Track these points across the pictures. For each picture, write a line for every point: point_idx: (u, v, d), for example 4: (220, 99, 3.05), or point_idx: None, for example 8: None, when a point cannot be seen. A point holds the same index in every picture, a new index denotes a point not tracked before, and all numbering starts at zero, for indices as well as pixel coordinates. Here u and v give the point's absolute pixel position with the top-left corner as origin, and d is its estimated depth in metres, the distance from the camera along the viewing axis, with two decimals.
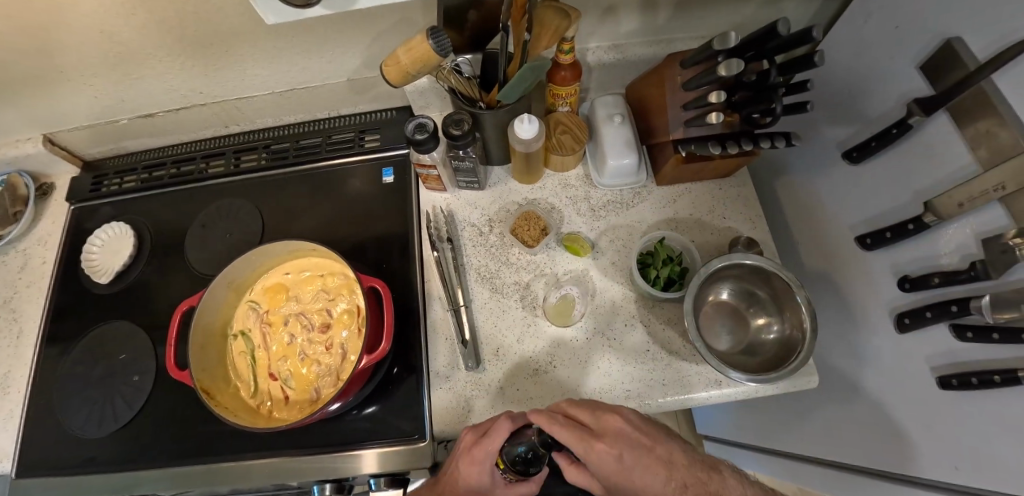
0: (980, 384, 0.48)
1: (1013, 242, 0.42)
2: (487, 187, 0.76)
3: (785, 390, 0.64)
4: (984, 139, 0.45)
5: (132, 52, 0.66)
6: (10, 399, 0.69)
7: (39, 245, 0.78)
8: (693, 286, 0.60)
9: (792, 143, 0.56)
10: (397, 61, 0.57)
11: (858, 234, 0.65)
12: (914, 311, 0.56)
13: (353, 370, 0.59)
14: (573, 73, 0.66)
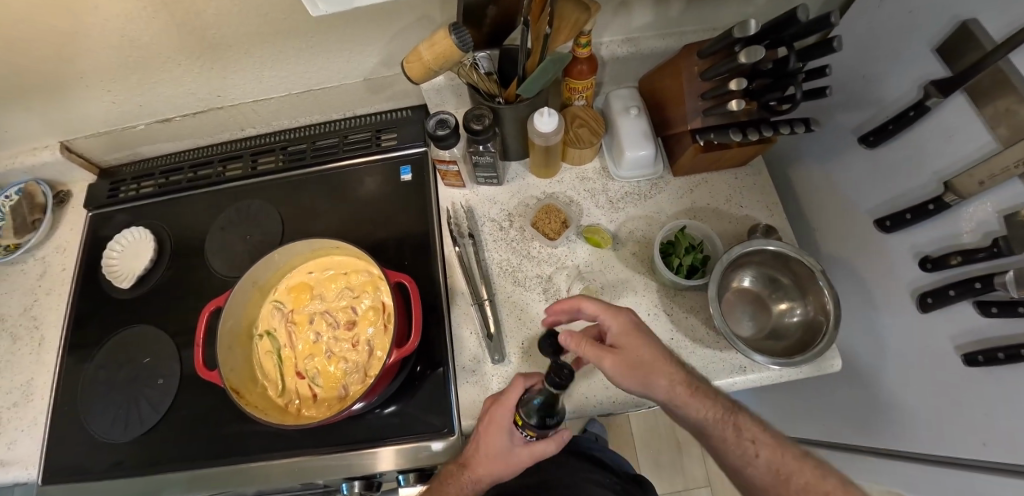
0: (1006, 359, 0.49)
1: None
2: (505, 183, 0.76)
3: (810, 374, 0.65)
4: (1003, 117, 0.46)
5: (151, 56, 0.66)
6: (33, 405, 0.68)
7: (58, 252, 0.78)
8: (717, 274, 0.61)
9: (811, 128, 0.57)
10: (419, 57, 0.58)
11: (876, 218, 0.66)
12: (937, 290, 0.56)
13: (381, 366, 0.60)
14: (589, 67, 0.67)
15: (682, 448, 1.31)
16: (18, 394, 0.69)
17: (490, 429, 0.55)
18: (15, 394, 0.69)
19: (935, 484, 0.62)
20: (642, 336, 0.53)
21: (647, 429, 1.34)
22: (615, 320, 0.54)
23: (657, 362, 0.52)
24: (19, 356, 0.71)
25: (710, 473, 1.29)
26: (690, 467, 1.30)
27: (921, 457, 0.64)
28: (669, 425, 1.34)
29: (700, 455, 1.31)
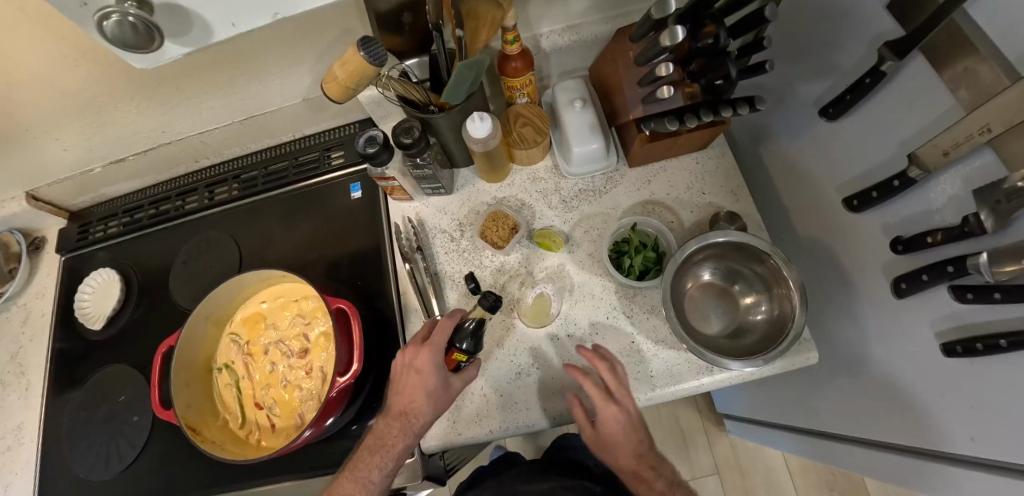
0: (985, 350, 0.44)
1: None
2: (454, 191, 0.73)
3: (783, 368, 0.61)
4: (963, 78, 0.41)
5: (87, 101, 0.66)
6: (25, 448, 0.72)
7: (37, 298, 0.81)
8: (669, 273, 0.57)
9: (757, 107, 0.52)
10: (335, 78, 0.55)
11: (845, 195, 0.60)
12: (909, 274, 0.51)
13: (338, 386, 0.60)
14: (524, 63, 0.63)
15: (687, 438, 1.28)
16: (11, 438, 0.73)
17: (412, 375, 0.56)
18: (9, 438, 0.73)
19: (921, 479, 0.58)
20: (626, 427, 0.57)
21: (649, 420, 1.31)
22: (606, 409, 0.56)
23: (624, 449, 0.59)
24: (10, 400, 0.75)
25: (717, 462, 1.25)
26: (696, 456, 1.26)
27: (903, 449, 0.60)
28: (672, 415, 1.30)
29: (706, 444, 1.27)
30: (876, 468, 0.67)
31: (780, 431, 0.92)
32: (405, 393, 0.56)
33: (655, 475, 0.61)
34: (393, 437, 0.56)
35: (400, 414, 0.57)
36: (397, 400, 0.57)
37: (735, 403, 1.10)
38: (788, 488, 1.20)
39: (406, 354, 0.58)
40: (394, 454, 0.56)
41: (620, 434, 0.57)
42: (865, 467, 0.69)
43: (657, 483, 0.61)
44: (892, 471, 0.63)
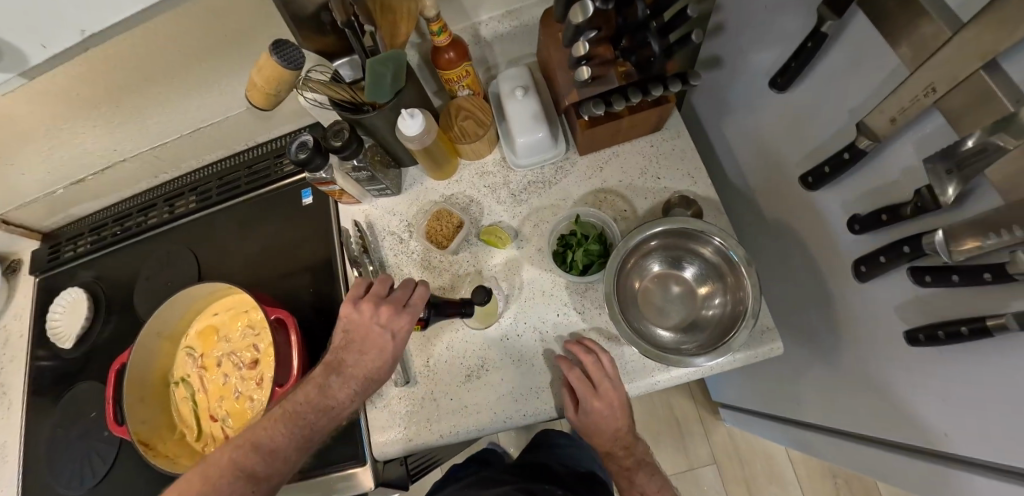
0: (947, 338, 0.40)
1: (987, 140, 0.32)
2: (402, 191, 0.71)
3: (746, 362, 0.57)
4: (904, 34, 0.37)
5: (30, 127, 0.66)
6: (9, 465, 0.75)
7: (16, 320, 0.84)
8: (611, 267, 0.53)
9: (691, 82, 0.50)
10: (254, 85, 0.53)
11: (803, 171, 0.55)
12: (869, 257, 0.47)
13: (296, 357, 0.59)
14: (457, 53, 0.60)
15: (682, 428, 1.21)
16: None
17: (382, 341, 0.53)
18: None
19: (898, 475, 0.53)
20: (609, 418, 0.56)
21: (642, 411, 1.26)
22: (592, 399, 0.54)
23: (606, 436, 0.58)
24: None
25: (715, 451, 1.18)
26: (692, 446, 1.20)
27: (878, 442, 0.55)
28: (666, 403, 1.24)
29: (703, 432, 1.20)
30: (854, 460, 0.61)
31: (766, 420, 0.85)
32: (366, 350, 0.54)
33: (627, 456, 0.60)
34: (342, 394, 0.53)
35: (354, 374, 0.54)
36: (355, 356, 0.54)
37: (722, 391, 1.04)
38: (789, 477, 1.14)
39: (379, 312, 0.54)
40: (337, 411, 0.53)
41: (602, 420, 0.56)
42: (840, 460, 0.65)
43: (629, 463, 0.60)
44: (870, 466, 0.58)
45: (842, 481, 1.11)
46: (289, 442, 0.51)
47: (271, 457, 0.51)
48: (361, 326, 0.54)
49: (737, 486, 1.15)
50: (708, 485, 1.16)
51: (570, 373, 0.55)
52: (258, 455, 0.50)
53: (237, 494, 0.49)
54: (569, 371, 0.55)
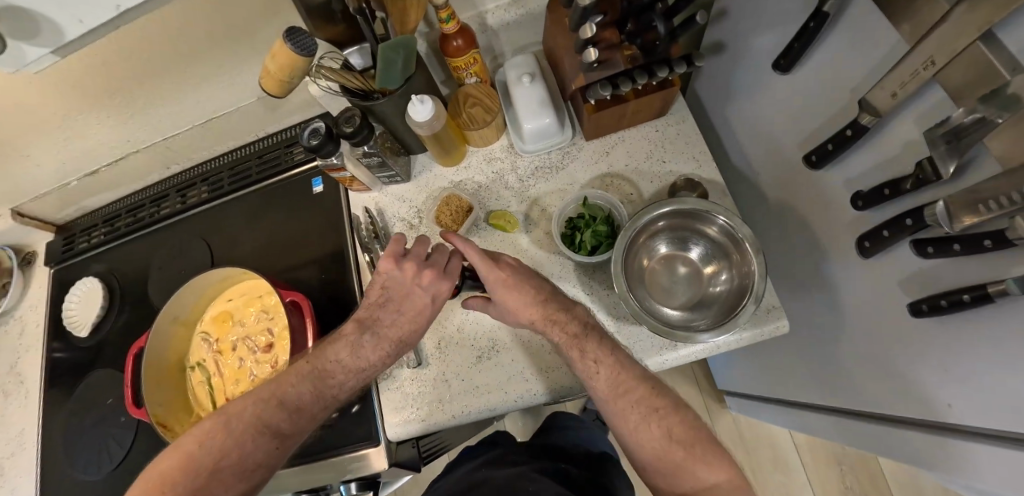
0: (949, 307, 0.41)
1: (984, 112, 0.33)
2: (412, 178, 0.72)
3: (752, 340, 0.58)
4: (904, 10, 0.38)
5: (45, 118, 0.68)
6: (29, 451, 0.77)
7: (31, 310, 0.86)
8: (620, 247, 0.54)
9: (694, 64, 0.51)
10: (267, 72, 0.54)
11: (806, 151, 0.56)
12: (872, 232, 0.48)
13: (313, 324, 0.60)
14: (465, 40, 0.61)
15: None
16: (16, 442, 0.78)
17: (419, 305, 0.55)
18: (14, 442, 0.78)
19: (906, 451, 0.53)
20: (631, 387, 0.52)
21: None
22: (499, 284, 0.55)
23: (643, 417, 0.51)
24: (13, 408, 0.81)
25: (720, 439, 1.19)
26: None
27: (884, 418, 0.55)
28: None
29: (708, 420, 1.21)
30: (862, 436, 0.61)
31: (769, 404, 0.86)
32: (402, 310, 0.54)
33: (570, 322, 0.54)
34: (372, 356, 0.54)
35: (387, 335, 0.54)
36: (390, 318, 0.54)
37: (727, 377, 1.05)
38: (794, 463, 1.15)
39: (422, 274, 0.55)
40: (365, 372, 0.54)
41: (519, 307, 0.54)
42: (842, 438, 0.66)
43: (575, 328, 0.54)
44: (874, 442, 0.58)
45: (847, 467, 1.12)
46: (314, 401, 0.52)
47: (295, 415, 0.51)
48: (401, 285, 0.55)
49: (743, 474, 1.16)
50: None
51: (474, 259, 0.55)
52: (282, 412, 0.51)
53: (264, 449, 0.49)
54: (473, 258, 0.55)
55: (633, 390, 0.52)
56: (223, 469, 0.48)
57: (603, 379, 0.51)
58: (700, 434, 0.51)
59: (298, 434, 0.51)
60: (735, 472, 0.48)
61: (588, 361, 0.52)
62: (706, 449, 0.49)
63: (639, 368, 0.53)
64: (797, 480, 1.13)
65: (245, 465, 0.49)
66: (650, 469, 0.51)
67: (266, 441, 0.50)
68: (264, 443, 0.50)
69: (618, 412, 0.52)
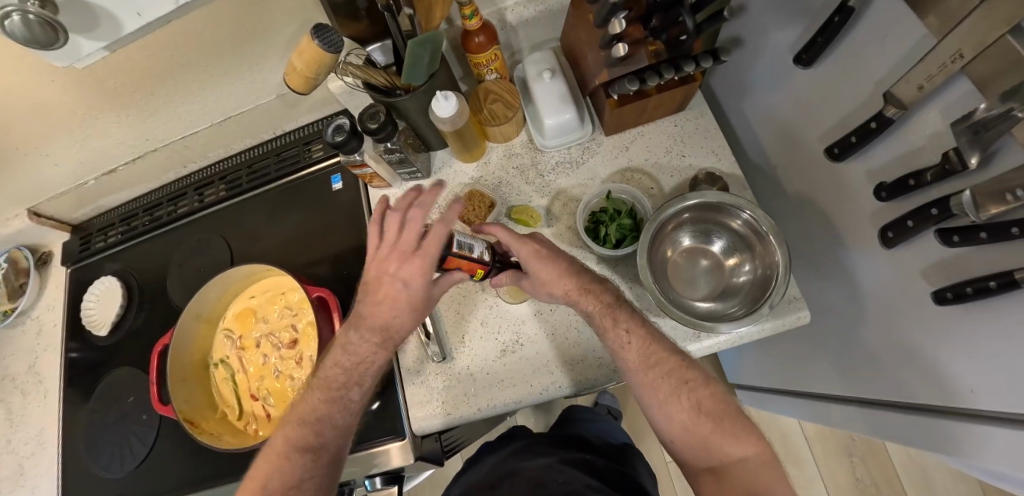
0: (976, 294, 0.42)
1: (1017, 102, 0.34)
2: (432, 174, 0.72)
3: (775, 330, 0.58)
4: (930, 4, 0.39)
5: (66, 117, 0.68)
6: (49, 450, 0.77)
7: (49, 310, 0.86)
8: (645, 238, 0.55)
9: (720, 59, 0.52)
10: (294, 69, 0.54)
11: (827, 144, 0.57)
12: (896, 223, 0.49)
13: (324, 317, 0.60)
14: (487, 37, 0.61)
15: None
16: (36, 441, 0.79)
17: (403, 293, 0.53)
18: (34, 441, 0.79)
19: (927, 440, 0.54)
20: (658, 363, 0.52)
21: None
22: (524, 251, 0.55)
23: (670, 391, 0.52)
24: (32, 408, 0.81)
25: None
26: None
27: (907, 407, 0.56)
28: None
29: None
30: (878, 425, 0.62)
31: (783, 395, 0.88)
32: (388, 303, 0.53)
33: (604, 293, 0.55)
34: (365, 358, 0.54)
35: (374, 332, 0.54)
36: (371, 312, 0.54)
37: (739, 370, 1.07)
38: (805, 454, 1.16)
39: (393, 259, 0.53)
40: (367, 375, 0.54)
41: (553, 280, 0.55)
42: (856, 427, 0.68)
43: (609, 298, 0.55)
44: (895, 431, 0.59)
45: (857, 459, 1.14)
46: (333, 414, 0.53)
47: (320, 430, 0.52)
48: (383, 275, 0.53)
49: None
50: None
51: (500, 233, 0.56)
52: (305, 429, 0.52)
53: (303, 464, 0.51)
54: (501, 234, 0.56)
55: (665, 361, 0.52)
56: (266, 489, 0.50)
57: (636, 350, 0.52)
58: (728, 409, 0.52)
59: (332, 446, 0.52)
60: (763, 446, 0.49)
61: (621, 332, 0.53)
62: (734, 424, 0.50)
63: (669, 341, 0.54)
64: (808, 473, 1.15)
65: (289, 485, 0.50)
66: (677, 441, 0.52)
67: (302, 459, 0.51)
68: (300, 459, 0.51)
69: (648, 383, 0.52)
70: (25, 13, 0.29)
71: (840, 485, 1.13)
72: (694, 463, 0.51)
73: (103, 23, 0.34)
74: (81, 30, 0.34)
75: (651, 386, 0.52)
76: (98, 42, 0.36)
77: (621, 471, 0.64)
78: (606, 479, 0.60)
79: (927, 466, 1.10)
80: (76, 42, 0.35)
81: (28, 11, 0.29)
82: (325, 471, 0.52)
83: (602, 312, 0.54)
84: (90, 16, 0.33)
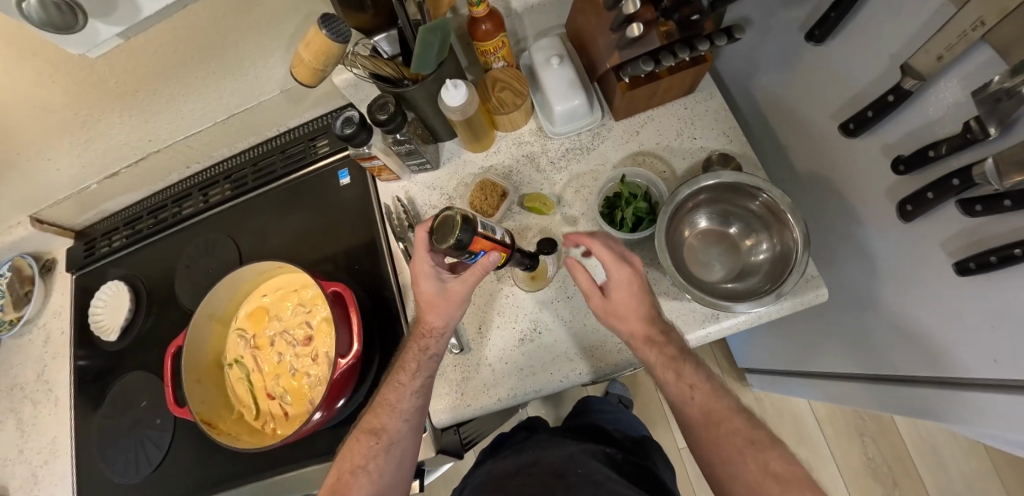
0: (1000, 263, 0.40)
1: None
2: (440, 165, 0.72)
3: (794, 309, 0.58)
4: None
5: (67, 121, 0.67)
6: (62, 459, 0.77)
7: (55, 318, 0.85)
8: (663, 221, 0.55)
9: (734, 37, 0.51)
10: (301, 60, 0.52)
11: (841, 120, 0.57)
12: (914, 196, 0.48)
13: (347, 317, 0.59)
14: (494, 23, 0.60)
15: None
16: (48, 450, 0.78)
17: (442, 300, 0.54)
18: (46, 450, 0.78)
19: (960, 415, 0.52)
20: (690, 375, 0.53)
21: None
22: (619, 271, 0.52)
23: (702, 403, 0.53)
24: (43, 416, 0.80)
25: None
26: None
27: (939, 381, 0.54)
28: None
29: None
30: (897, 401, 0.62)
31: (797, 377, 0.88)
32: (431, 307, 0.55)
33: (667, 344, 0.53)
34: (415, 356, 0.55)
35: (426, 331, 0.56)
36: (423, 314, 0.56)
37: (750, 354, 1.07)
38: (816, 436, 1.16)
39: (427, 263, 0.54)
40: (419, 369, 0.55)
41: (632, 299, 0.52)
42: (874, 404, 0.68)
43: (672, 351, 0.52)
44: (921, 407, 0.57)
45: (868, 439, 1.14)
46: (390, 404, 0.56)
47: (384, 416, 0.56)
48: (422, 283, 0.55)
49: None
50: None
51: (595, 249, 0.53)
52: (373, 414, 0.57)
53: (365, 445, 0.55)
54: (594, 249, 0.53)
55: (730, 422, 0.52)
56: (340, 466, 0.56)
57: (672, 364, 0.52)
58: (798, 474, 0.48)
59: (390, 430, 0.55)
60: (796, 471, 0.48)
61: (684, 385, 0.53)
62: (804, 492, 0.46)
63: (735, 400, 0.54)
64: (821, 454, 1.15)
65: (357, 465, 0.55)
66: (733, 488, 0.50)
67: (368, 443, 0.56)
68: (367, 443, 0.55)
69: (712, 440, 0.52)
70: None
71: (852, 465, 1.13)
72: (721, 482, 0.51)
73: (120, 8, 0.38)
74: (99, 15, 0.38)
75: (714, 447, 0.51)
76: (114, 26, 0.40)
77: (645, 466, 0.64)
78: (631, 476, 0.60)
79: (938, 443, 1.11)
80: (94, 25, 0.38)
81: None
82: (387, 455, 0.55)
83: (649, 323, 0.52)
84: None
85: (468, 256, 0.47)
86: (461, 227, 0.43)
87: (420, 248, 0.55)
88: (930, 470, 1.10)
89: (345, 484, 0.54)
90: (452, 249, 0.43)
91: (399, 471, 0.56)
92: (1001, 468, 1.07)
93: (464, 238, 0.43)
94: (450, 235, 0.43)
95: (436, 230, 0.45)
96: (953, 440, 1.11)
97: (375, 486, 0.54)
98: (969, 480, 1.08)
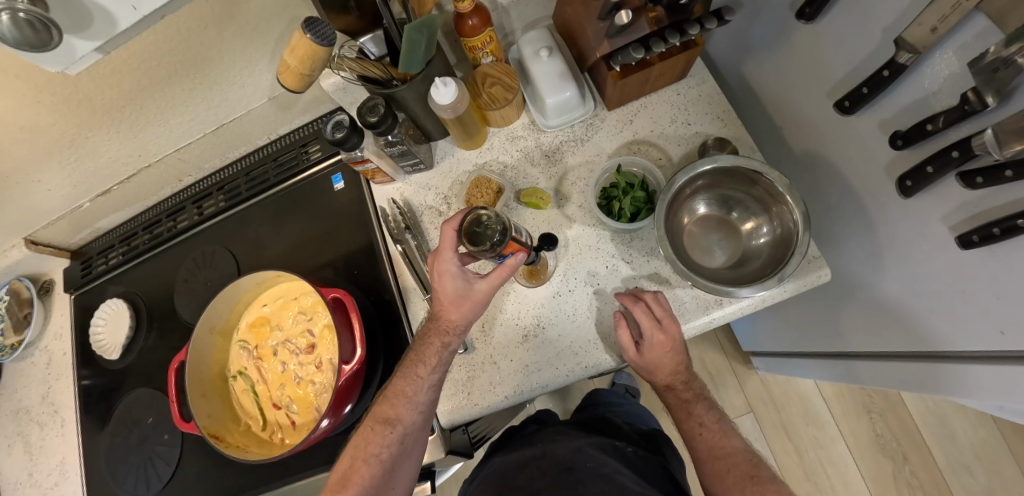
0: (1003, 234, 0.40)
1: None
2: (434, 165, 0.71)
3: (796, 292, 0.58)
4: None
5: (53, 141, 0.66)
6: (72, 481, 0.77)
7: (56, 339, 0.85)
8: (661, 208, 0.54)
9: (724, 19, 0.52)
10: (286, 66, 0.51)
11: (837, 99, 0.56)
12: (914, 170, 0.47)
13: (355, 322, 0.58)
14: (480, 18, 0.59)
15: (715, 379, 1.23)
16: (57, 473, 0.78)
17: (464, 300, 0.54)
18: (55, 473, 0.78)
19: (971, 386, 0.51)
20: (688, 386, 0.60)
21: None
22: (656, 335, 0.54)
23: (692, 407, 0.60)
24: (51, 439, 0.80)
25: (750, 400, 1.21)
26: (727, 397, 1.22)
27: (952, 355, 0.53)
28: (698, 357, 1.25)
29: (737, 383, 1.22)
30: (905, 379, 0.61)
31: (804, 358, 0.88)
32: (453, 306, 0.54)
33: (686, 389, 0.60)
34: (436, 351, 0.55)
35: (447, 328, 0.55)
36: (443, 312, 0.55)
37: (755, 336, 1.07)
38: (824, 415, 1.16)
39: (455, 261, 0.53)
40: (438, 363, 0.55)
41: (661, 352, 0.55)
42: (880, 381, 0.67)
43: (689, 395, 0.60)
44: (930, 382, 0.57)
45: (876, 414, 1.14)
46: (407, 396, 0.55)
47: (398, 407, 0.55)
48: (446, 282, 0.53)
49: (775, 431, 1.18)
50: (747, 433, 1.18)
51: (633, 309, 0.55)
52: (387, 404, 0.56)
53: (379, 435, 0.55)
54: (629, 307, 0.55)
55: (733, 456, 0.55)
56: (353, 452, 0.56)
57: (668, 376, 0.59)
58: (766, 472, 0.53)
59: (405, 422, 0.55)
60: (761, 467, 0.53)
61: (694, 423, 0.59)
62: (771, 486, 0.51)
63: (741, 441, 0.57)
64: (829, 432, 1.15)
65: (370, 453, 0.55)
66: (715, 483, 0.55)
67: (382, 432, 0.55)
68: (381, 432, 0.55)
69: (714, 474, 0.55)
70: (15, 12, 0.32)
71: (861, 442, 1.14)
72: (706, 480, 0.57)
73: (97, 23, 0.40)
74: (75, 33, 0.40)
75: (717, 478, 0.55)
76: (90, 41, 0.41)
77: (657, 462, 0.64)
78: (642, 473, 0.59)
79: (945, 415, 1.11)
80: (70, 42, 0.40)
81: (18, 10, 0.33)
82: (399, 446, 0.55)
83: (665, 360, 0.56)
84: (87, 15, 0.39)
85: (494, 255, 0.49)
86: (494, 233, 0.49)
87: (445, 247, 0.52)
88: (940, 443, 1.10)
89: (358, 470, 0.55)
90: (484, 250, 0.48)
91: (410, 460, 0.56)
92: (1009, 436, 1.07)
93: (498, 242, 0.48)
94: (485, 240, 0.48)
95: (471, 232, 0.50)
96: (960, 411, 1.11)
97: (387, 474, 0.55)
98: (977, 450, 1.08)
